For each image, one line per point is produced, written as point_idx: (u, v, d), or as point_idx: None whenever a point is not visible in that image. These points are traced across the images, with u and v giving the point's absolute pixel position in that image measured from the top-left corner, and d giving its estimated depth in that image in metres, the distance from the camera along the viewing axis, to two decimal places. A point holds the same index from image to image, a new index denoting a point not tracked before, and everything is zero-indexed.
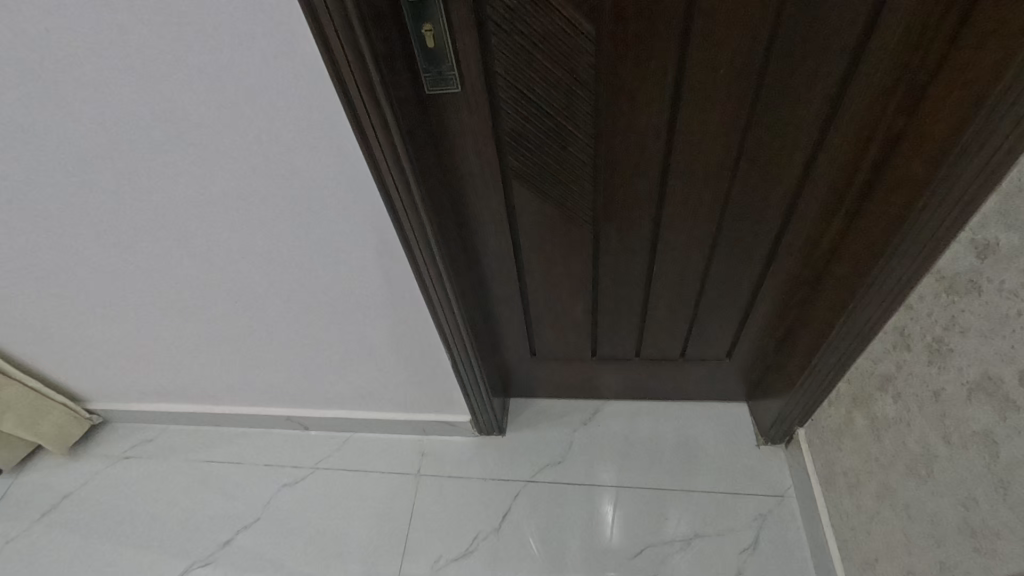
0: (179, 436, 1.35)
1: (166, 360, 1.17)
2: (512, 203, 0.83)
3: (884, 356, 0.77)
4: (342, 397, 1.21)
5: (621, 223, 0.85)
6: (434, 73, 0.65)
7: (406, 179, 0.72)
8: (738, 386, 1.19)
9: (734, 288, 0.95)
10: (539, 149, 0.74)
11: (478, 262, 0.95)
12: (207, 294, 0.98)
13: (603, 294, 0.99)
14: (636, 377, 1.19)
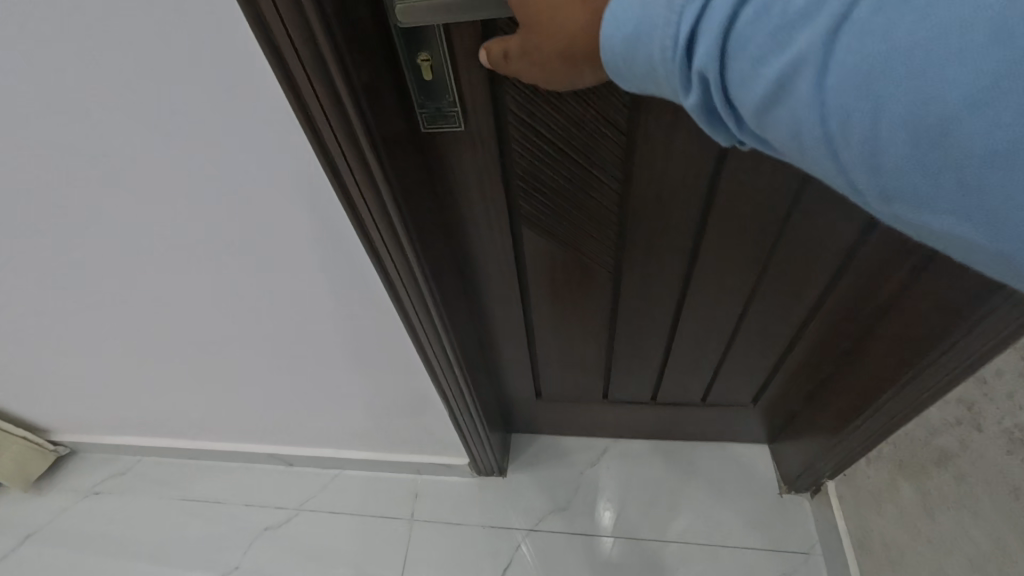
0: (153, 470, 1.25)
1: (135, 397, 1.06)
2: (520, 247, 0.74)
3: (946, 429, 0.69)
4: (329, 436, 1.11)
5: (643, 266, 0.76)
6: (431, 110, 0.55)
7: (396, 229, 0.61)
8: (759, 430, 1.10)
9: (767, 338, 0.86)
10: (556, 194, 0.64)
11: (481, 304, 0.86)
12: (175, 334, 0.88)
13: (620, 338, 0.90)
14: (650, 416, 1.10)
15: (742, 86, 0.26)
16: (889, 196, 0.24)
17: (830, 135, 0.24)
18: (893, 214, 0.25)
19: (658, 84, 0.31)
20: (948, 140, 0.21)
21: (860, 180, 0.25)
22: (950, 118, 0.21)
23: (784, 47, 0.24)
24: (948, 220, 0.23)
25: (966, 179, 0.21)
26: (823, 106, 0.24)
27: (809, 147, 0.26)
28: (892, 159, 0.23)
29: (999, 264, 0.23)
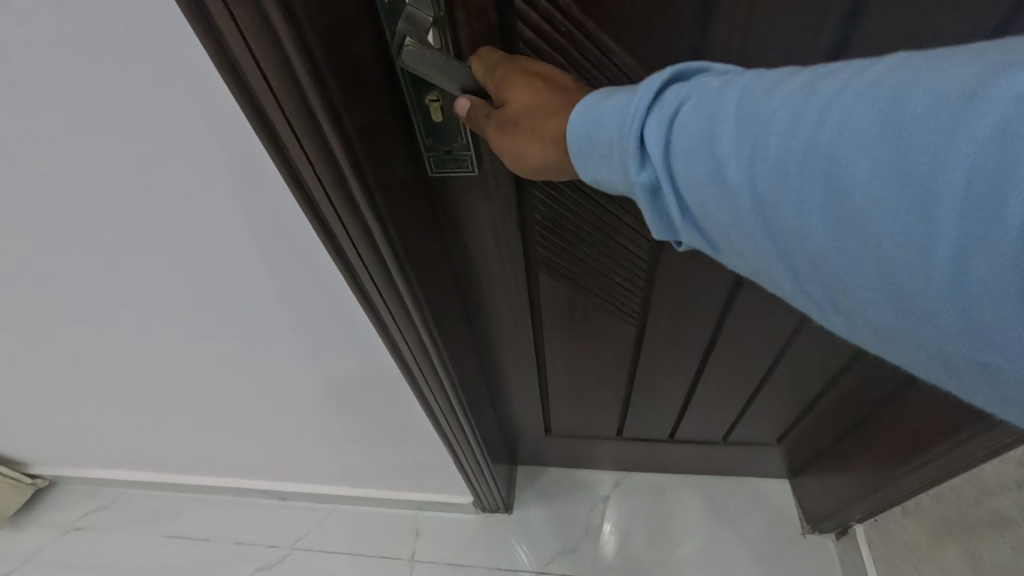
0: (137, 504, 1.18)
1: (117, 435, 0.99)
2: (535, 292, 0.69)
3: (1001, 490, 0.66)
4: (325, 474, 1.04)
5: (669, 307, 0.71)
6: (440, 152, 0.50)
7: (399, 281, 0.55)
8: (781, 466, 1.06)
9: (798, 378, 0.82)
10: (581, 239, 0.60)
11: (490, 347, 0.81)
12: (157, 379, 0.81)
13: (640, 372, 0.85)
14: (668, 451, 1.07)
15: (687, 176, 0.28)
16: (826, 285, 0.25)
17: (765, 222, 0.26)
18: (831, 305, 0.26)
19: (607, 170, 0.33)
20: (873, 232, 0.22)
21: (797, 268, 0.26)
22: (871, 214, 0.22)
23: (716, 144, 0.27)
24: (883, 308, 0.23)
25: (890, 266, 0.22)
26: (760, 204, 0.25)
27: (753, 244, 0.27)
28: (824, 248, 0.24)
29: (944, 361, 0.22)
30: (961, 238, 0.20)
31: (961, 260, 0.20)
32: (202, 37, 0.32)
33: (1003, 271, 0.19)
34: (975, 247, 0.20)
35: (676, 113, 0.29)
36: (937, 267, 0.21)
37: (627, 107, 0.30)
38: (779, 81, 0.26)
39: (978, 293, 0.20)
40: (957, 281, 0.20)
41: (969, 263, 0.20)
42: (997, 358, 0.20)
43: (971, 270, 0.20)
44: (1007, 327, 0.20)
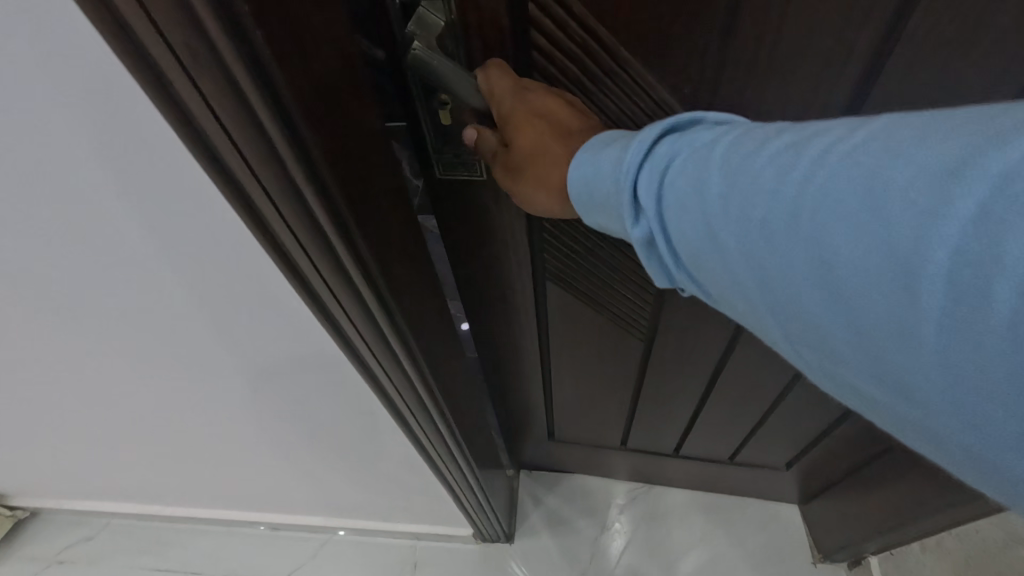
0: (121, 534, 1.14)
1: (98, 472, 0.95)
2: (542, 304, 0.68)
3: None
4: (317, 508, 1.01)
5: (680, 324, 0.67)
6: (448, 157, 0.48)
7: (397, 331, 0.48)
8: (789, 492, 1.04)
9: (814, 411, 0.80)
10: (589, 253, 0.58)
11: (497, 356, 0.81)
12: (131, 426, 0.75)
13: (648, 392, 0.84)
14: (674, 468, 1.06)
15: (676, 231, 0.30)
16: (810, 348, 0.25)
17: (749, 280, 0.26)
18: (822, 369, 0.26)
19: (612, 217, 0.35)
20: (843, 297, 0.22)
21: (782, 328, 0.26)
22: (841, 280, 0.22)
23: (702, 202, 0.28)
24: (864, 375, 0.23)
25: (863, 337, 0.22)
26: (741, 264, 0.26)
27: (741, 299, 0.28)
28: (802, 313, 0.24)
29: (928, 435, 0.22)
30: (929, 308, 0.19)
31: (930, 331, 0.20)
32: (166, 112, 0.28)
33: (968, 347, 0.18)
34: (944, 318, 0.19)
35: (667, 168, 0.30)
36: (907, 336, 0.20)
37: (625, 163, 0.33)
38: (764, 142, 0.26)
39: (946, 369, 0.19)
40: (933, 354, 0.20)
41: (941, 334, 0.19)
42: (976, 438, 0.19)
43: (941, 342, 0.19)
44: (980, 408, 0.19)
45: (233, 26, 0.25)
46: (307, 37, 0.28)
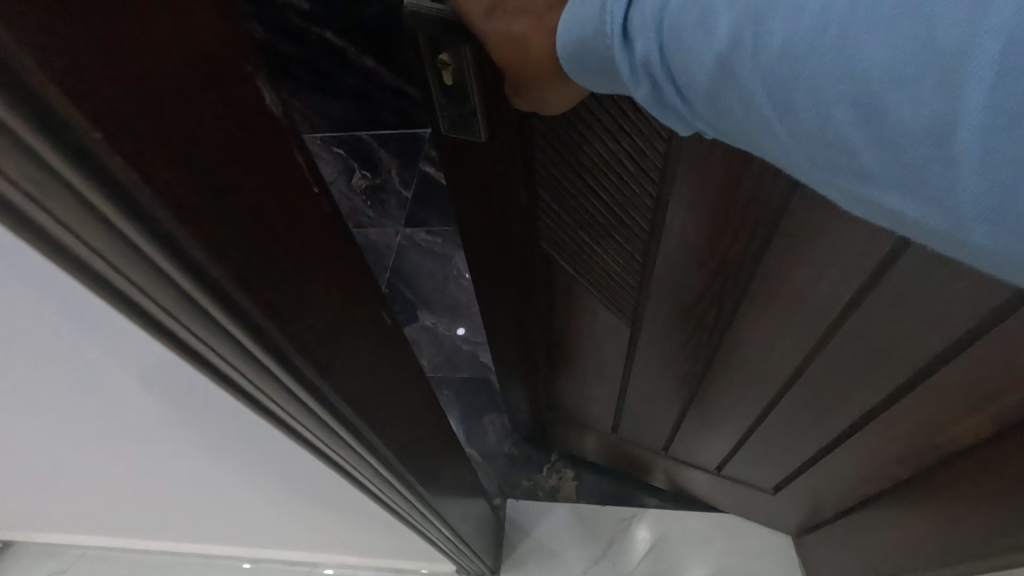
0: (98, 567, 1.11)
1: (72, 511, 0.92)
2: (548, 270, 0.84)
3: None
4: (299, 544, 0.98)
5: (663, 291, 0.76)
6: (453, 115, 0.63)
7: (316, 394, 0.40)
8: (786, 521, 1.07)
9: (802, 424, 0.83)
10: (587, 222, 0.74)
11: (502, 331, 0.95)
12: (101, 476, 0.73)
13: (636, 367, 0.92)
14: (666, 463, 1.12)
15: (685, 73, 0.32)
16: (829, 163, 0.29)
17: (774, 113, 0.29)
18: (821, 171, 0.30)
19: (614, 74, 0.38)
20: (874, 110, 0.25)
21: (805, 152, 0.30)
22: (861, 81, 0.25)
23: (714, 38, 0.30)
24: (882, 179, 0.27)
25: (872, 129, 0.26)
26: (759, 85, 0.29)
27: (751, 120, 0.31)
28: (825, 132, 0.28)
29: (914, 205, 0.27)
30: (933, 95, 0.24)
31: (950, 134, 0.24)
32: (30, 239, 0.24)
33: (959, 124, 0.23)
34: (968, 116, 0.23)
35: (667, 7, 0.32)
36: (929, 140, 0.24)
37: (609, 14, 0.35)
38: None
39: (936, 143, 0.24)
40: (951, 156, 0.24)
41: (935, 118, 0.24)
42: (952, 196, 0.25)
43: (963, 142, 0.24)
44: (962, 172, 0.24)
45: (100, 175, 0.22)
46: (163, 69, 0.23)
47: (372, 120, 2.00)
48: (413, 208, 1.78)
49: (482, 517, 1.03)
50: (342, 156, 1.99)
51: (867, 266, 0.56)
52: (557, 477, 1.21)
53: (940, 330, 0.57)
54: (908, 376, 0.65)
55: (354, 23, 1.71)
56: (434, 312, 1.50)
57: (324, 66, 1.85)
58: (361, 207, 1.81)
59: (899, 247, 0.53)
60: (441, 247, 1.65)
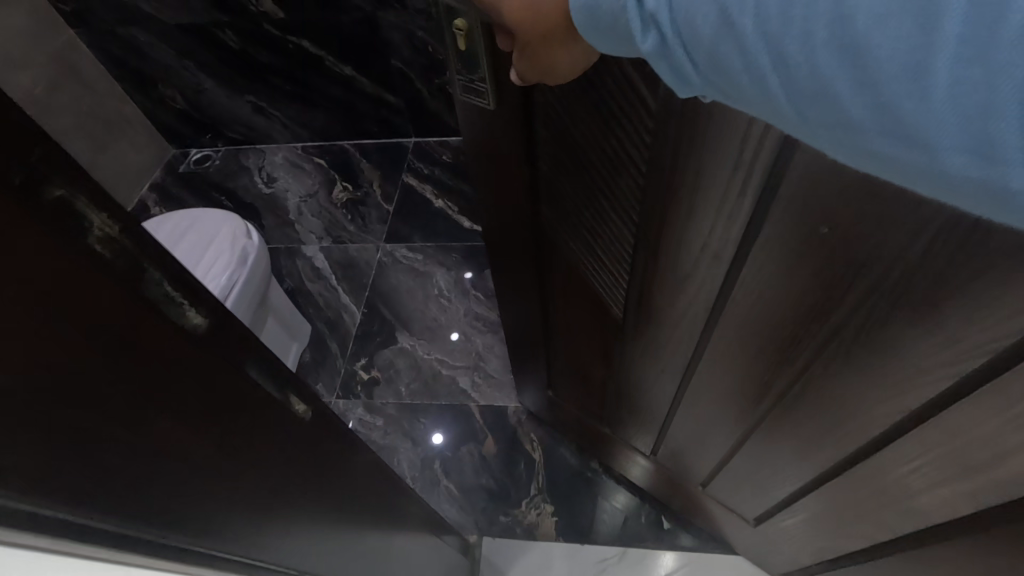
0: None
1: None
2: (549, 248, 0.85)
3: None
4: None
5: (655, 289, 0.73)
6: (467, 79, 0.65)
7: (82, 529, 0.33)
8: (774, 561, 1.01)
9: (782, 469, 0.78)
10: (582, 208, 0.74)
11: (508, 297, 0.99)
12: None
13: (623, 367, 0.92)
14: (651, 474, 1.10)
15: (689, 26, 0.28)
16: (819, 115, 0.26)
17: (766, 64, 0.26)
18: (817, 126, 0.27)
19: (622, 38, 0.33)
20: (858, 49, 0.23)
21: (795, 107, 0.27)
22: (852, 18, 0.23)
23: None
24: (868, 128, 0.25)
25: (862, 72, 0.23)
26: (756, 34, 0.26)
27: (749, 73, 0.27)
28: (814, 80, 0.25)
29: (905, 151, 0.24)
30: (918, 28, 0.21)
31: (930, 70, 0.21)
32: None
33: (944, 57, 0.21)
34: (944, 50, 0.21)
35: None
36: (913, 75, 0.22)
37: None
38: None
39: (921, 82, 0.22)
40: (933, 93, 0.21)
41: (917, 52, 0.21)
42: (938, 138, 0.22)
43: (942, 76, 0.21)
44: (945, 109, 0.21)
45: None
46: None
47: (355, 131, 1.95)
48: (393, 222, 1.73)
49: (450, 565, 0.98)
50: (323, 166, 1.93)
51: (847, 294, 0.52)
52: (536, 512, 1.16)
53: (920, 384, 0.51)
54: (881, 435, 0.59)
55: (331, 31, 1.66)
56: (413, 334, 1.45)
57: (304, 75, 1.79)
58: (341, 221, 1.76)
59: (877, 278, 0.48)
60: (423, 264, 1.60)
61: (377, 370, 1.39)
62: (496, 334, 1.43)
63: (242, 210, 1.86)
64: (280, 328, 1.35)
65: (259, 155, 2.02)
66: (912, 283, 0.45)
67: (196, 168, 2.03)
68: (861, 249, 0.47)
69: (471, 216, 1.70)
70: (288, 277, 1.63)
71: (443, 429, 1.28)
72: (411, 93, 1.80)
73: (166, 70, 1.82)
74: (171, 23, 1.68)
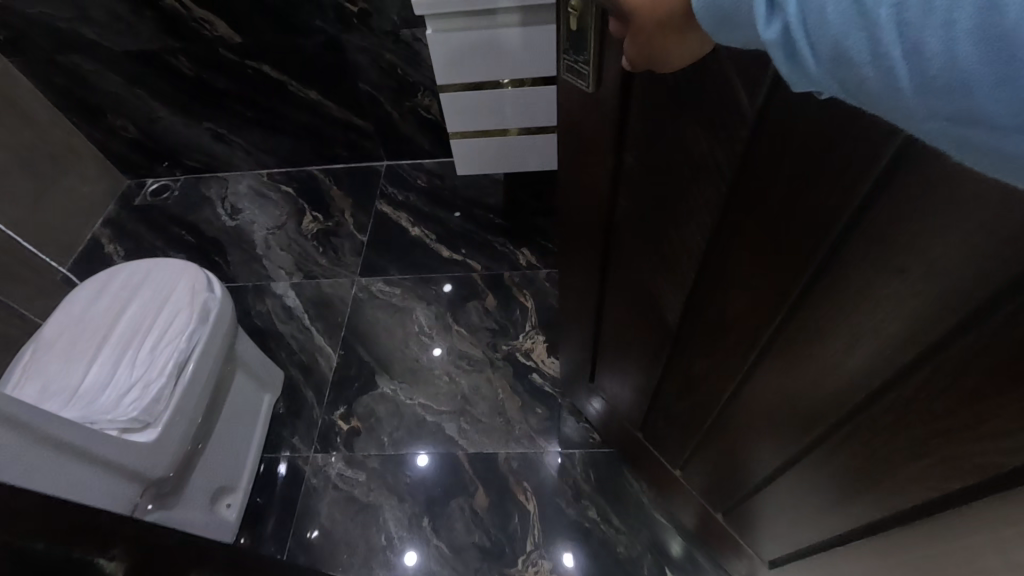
0: None
1: None
2: (612, 244, 0.80)
3: None
4: None
5: (715, 302, 0.68)
6: (573, 57, 0.58)
7: None
8: None
9: (804, 515, 0.76)
10: (652, 214, 0.69)
11: (564, 279, 0.96)
12: None
13: (668, 377, 0.88)
14: (674, 485, 1.07)
15: (821, 19, 0.28)
16: (946, 109, 0.26)
17: (903, 57, 0.26)
18: (941, 119, 0.27)
19: (741, 25, 0.32)
20: (1003, 44, 0.23)
21: (923, 101, 0.27)
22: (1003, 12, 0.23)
23: None
24: (999, 123, 0.25)
25: (1006, 64, 0.24)
26: (896, 25, 0.26)
27: (878, 67, 0.27)
28: (953, 76, 0.25)
29: None
30: None
31: None
32: None
33: None
34: None
35: None
36: None
37: None
38: None
39: None
40: None
41: None
42: None
43: None
44: None
45: None
46: None
47: (323, 155, 1.86)
48: (368, 254, 1.64)
49: None
50: (291, 195, 1.83)
51: (914, 346, 0.47)
52: (534, 570, 1.10)
53: (989, 451, 0.46)
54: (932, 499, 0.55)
55: (293, 56, 1.56)
56: (394, 377, 1.37)
57: (266, 101, 1.70)
58: (311, 255, 1.66)
59: (952, 333, 0.44)
60: (401, 299, 1.52)
61: (357, 419, 1.31)
62: (481, 373, 1.36)
63: (205, 245, 1.75)
64: (248, 380, 1.25)
65: (221, 184, 1.91)
66: (992, 347, 0.41)
67: (152, 200, 1.90)
68: (944, 299, 0.43)
69: (449, 245, 1.63)
70: (257, 318, 1.53)
71: (432, 471, 1.23)
72: (381, 116, 1.72)
73: (115, 99, 1.70)
74: (117, 49, 1.56)
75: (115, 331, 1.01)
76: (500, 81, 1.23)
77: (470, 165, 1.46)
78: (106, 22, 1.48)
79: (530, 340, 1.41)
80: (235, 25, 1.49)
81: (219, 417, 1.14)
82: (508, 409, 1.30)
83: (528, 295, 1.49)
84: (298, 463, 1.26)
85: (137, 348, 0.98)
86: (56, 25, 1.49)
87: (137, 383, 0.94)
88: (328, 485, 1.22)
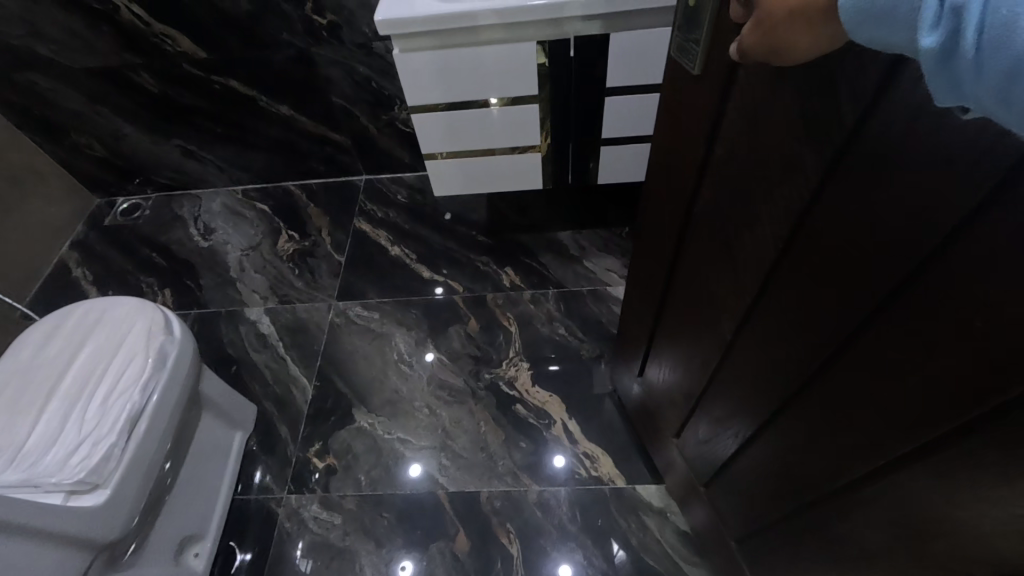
0: None
1: None
2: (684, 237, 0.76)
3: None
4: None
5: (771, 319, 0.63)
6: (683, 38, 0.56)
7: None
8: None
9: (823, 559, 0.71)
10: (727, 217, 0.65)
11: (638, 262, 0.94)
12: None
13: (711, 391, 0.84)
14: (699, 502, 1.03)
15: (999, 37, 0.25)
16: None
17: None
18: None
19: (895, 32, 0.30)
20: None
21: None
22: None
23: None
24: None
25: None
26: None
27: None
28: None
29: None
30: None
31: None
32: None
33: None
34: None
35: None
36: None
37: None
38: None
39: None
40: None
41: None
42: None
43: None
44: None
45: None
46: None
47: (297, 170, 1.79)
48: (346, 275, 1.58)
49: None
50: (266, 214, 1.76)
51: (975, 405, 0.42)
52: None
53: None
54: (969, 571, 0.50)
55: (262, 69, 1.49)
56: (372, 411, 1.31)
57: (236, 116, 1.62)
58: (287, 277, 1.60)
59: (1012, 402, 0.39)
60: (379, 324, 1.46)
61: (333, 456, 1.25)
62: (464, 405, 1.31)
63: (176, 268, 1.68)
64: (217, 421, 1.19)
65: (194, 202, 1.84)
66: None
67: (122, 220, 1.83)
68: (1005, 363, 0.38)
69: (430, 264, 1.56)
70: (228, 346, 1.47)
71: (413, 510, 1.17)
72: (358, 130, 1.65)
73: (77, 117, 1.62)
74: (75, 66, 1.48)
75: (63, 383, 0.94)
76: (476, 100, 1.16)
77: (449, 184, 1.39)
78: (63, 38, 1.40)
79: (514, 368, 1.35)
80: (197, 39, 1.41)
81: (183, 463, 1.08)
82: (491, 444, 1.24)
83: (512, 320, 1.43)
84: (272, 504, 1.21)
85: (88, 400, 0.92)
86: (9, 41, 1.41)
87: (87, 438, 0.87)
88: (304, 529, 1.17)
